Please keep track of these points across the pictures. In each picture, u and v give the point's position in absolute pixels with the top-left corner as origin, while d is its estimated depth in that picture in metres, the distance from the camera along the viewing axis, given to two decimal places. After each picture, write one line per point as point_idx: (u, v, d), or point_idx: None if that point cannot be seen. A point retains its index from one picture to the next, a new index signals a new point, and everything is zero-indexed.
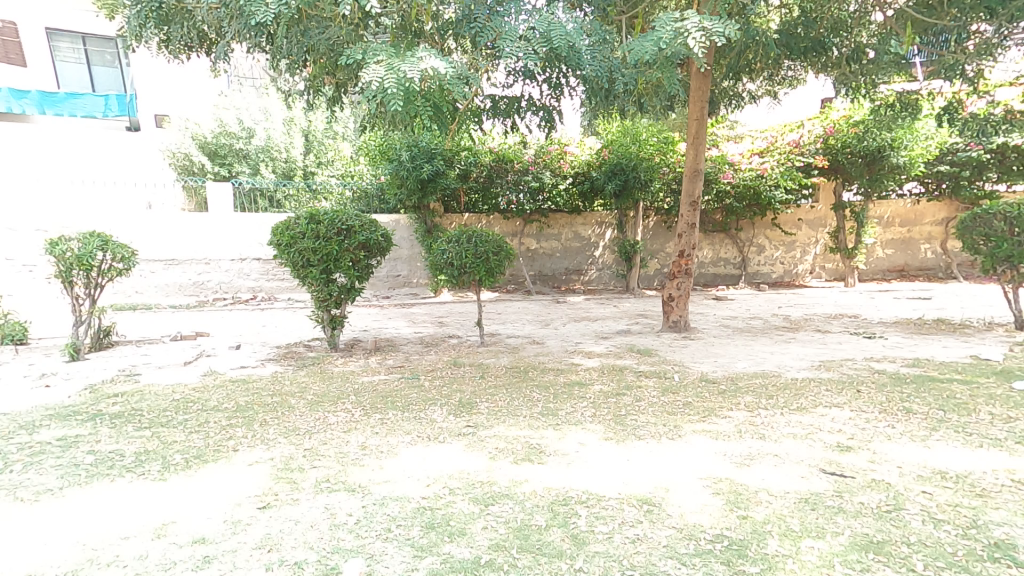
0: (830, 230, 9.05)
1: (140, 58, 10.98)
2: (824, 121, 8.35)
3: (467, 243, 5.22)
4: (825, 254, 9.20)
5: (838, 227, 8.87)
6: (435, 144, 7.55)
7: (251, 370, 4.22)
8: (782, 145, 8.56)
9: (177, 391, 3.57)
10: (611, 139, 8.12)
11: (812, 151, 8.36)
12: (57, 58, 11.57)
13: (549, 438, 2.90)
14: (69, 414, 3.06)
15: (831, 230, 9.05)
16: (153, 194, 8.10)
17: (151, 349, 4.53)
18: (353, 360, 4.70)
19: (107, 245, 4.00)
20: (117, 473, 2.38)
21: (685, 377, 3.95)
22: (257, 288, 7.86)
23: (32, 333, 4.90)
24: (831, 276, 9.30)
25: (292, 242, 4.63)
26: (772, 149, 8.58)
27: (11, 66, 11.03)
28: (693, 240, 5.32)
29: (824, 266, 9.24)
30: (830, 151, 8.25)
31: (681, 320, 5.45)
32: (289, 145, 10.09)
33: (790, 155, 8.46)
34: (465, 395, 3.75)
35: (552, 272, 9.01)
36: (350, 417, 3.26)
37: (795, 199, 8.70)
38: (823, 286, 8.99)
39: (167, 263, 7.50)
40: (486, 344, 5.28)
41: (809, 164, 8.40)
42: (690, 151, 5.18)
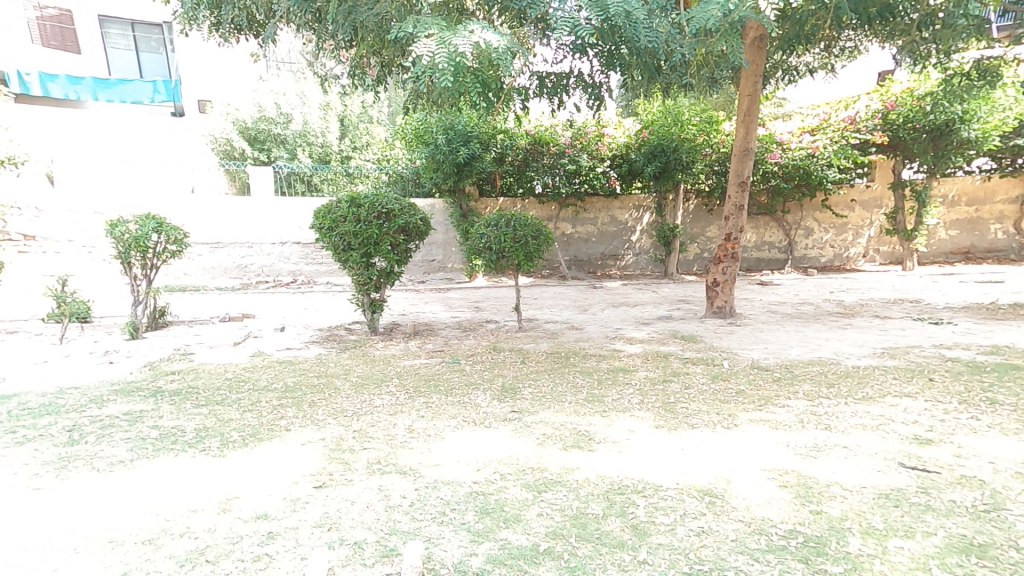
0: (886, 211, 8.59)
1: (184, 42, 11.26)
2: (884, 95, 7.81)
3: (506, 227, 5.15)
4: (880, 237, 8.79)
5: (895, 208, 8.38)
6: (471, 126, 7.46)
7: (296, 351, 4.29)
8: (836, 121, 8.11)
9: (229, 370, 3.66)
10: (651, 119, 7.88)
11: (870, 128, 7.90)
12: (108, 45, 12.03)
13: (597, 425, 2.83)
14: (132, 389, 3.17)
15: (887, 211, 8.58)
16: (193, 177, 8.10)
17: (203, 329, 4.67)
18: (393, 343, 4.73)
19: (161, 228, 4.09)
20: (181, 448, 2.44)
21: (735, 364, 3.80)
22: (297, 272, 8.01)
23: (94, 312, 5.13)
24: (885, 259, 8.89)
25: (334, 226, 4.65)
26: (825, 126, 8.14)
27: (66, 53, 11.58)
28: (740, 223, 5.07)
29: (879, 249, 8.85)
30: (890, 127, 7.77)
31: (726, 306, 5.26)
32: (325, 130, 10.23)
33: (842, 134, 8.00)
34: (508, 380, 3.71)
35: (587, 256, 8.85)
36: (395, 400, 3.27)
37: (847, 178, 8.25)
38: (877, 270, 8.58)
39: (212, 247, 7.71)
40: (525, 329, 5.23)
41: (866, 141, 7.94)
42: (740, 130, 4.94)
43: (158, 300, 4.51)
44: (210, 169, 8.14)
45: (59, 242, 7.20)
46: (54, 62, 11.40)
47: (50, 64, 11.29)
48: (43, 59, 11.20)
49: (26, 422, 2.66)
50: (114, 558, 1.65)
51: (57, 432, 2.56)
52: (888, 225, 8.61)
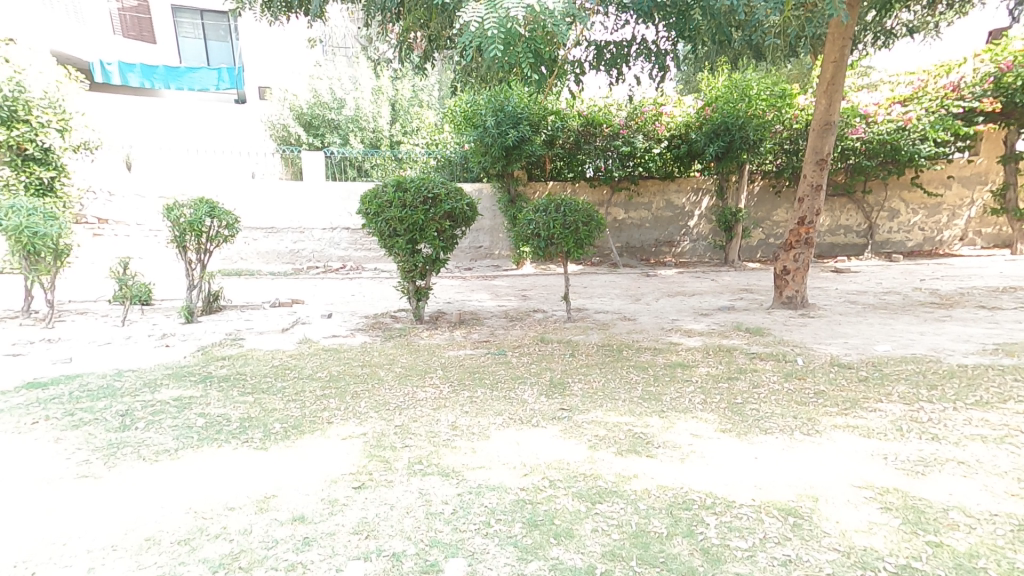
0: (992, 188, 7.79)
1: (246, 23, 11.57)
2: (997, 56, 6.80)
3: (555, 212, 4.92)
4: (983, 218, 7.98)
5: (1006, 183, 7.56)
6: (521, 108, 7.17)
7: (342, 339, 4.28)
8: (935, 88, 7.26)
9: (276, 357, 3.66)
10: (716, 95, 7.30)
11: (977, 94, 6.96)
12: (180, 34, 12.71)
13: (654, 427, 2.57)
14: (184, 374, 3.22)
15: (993, 187, 7.78)
16: (253, 163, 8.26)
17: (254, 314, 4.75)
18: (438, 332, 4.62)
19: (214, 212, 4.15)
20: (225, 439, 2.41)
21: (811, 361, 3.41)
22: (346, 258, 8.13)
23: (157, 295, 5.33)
24: (988, 242, 8.06)
25: (380, 212, 4.58)
26: (921, 95, 7.32)
27: (143, 43, 12.29)
28: (817, 205, 4.61)
29: (980, 231, 8.03)
30: (1002, 92, 6.79)
31: (797, 296, 4.80)
32: (376, 115, 10.29)
33: (941, 103, 7.16)
34: (556, 374, 3.51)
35: (640, 243, 8.45)
36: (439, 393, 3.16)
37: (944, 153, 7.36)
38: (979, 253, 7.80)
39: (267, 232, 7.92)
40: (574, 320, 4.99)
41: (971, 109, 7.05)
42: (822, 102, 4.46)
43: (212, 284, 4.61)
44: (267, 155, 8.31)
45: (131, 226, 7.67)
46: (133, 51, 12.10)
47: (130, 54, 11.99)
48: (124, 50, 11.92)
49: (83, 404, 2.72)
50: (149, 558, 1.59)
51: (111, 416, 2.59)
52: (994, 204, 7.80)
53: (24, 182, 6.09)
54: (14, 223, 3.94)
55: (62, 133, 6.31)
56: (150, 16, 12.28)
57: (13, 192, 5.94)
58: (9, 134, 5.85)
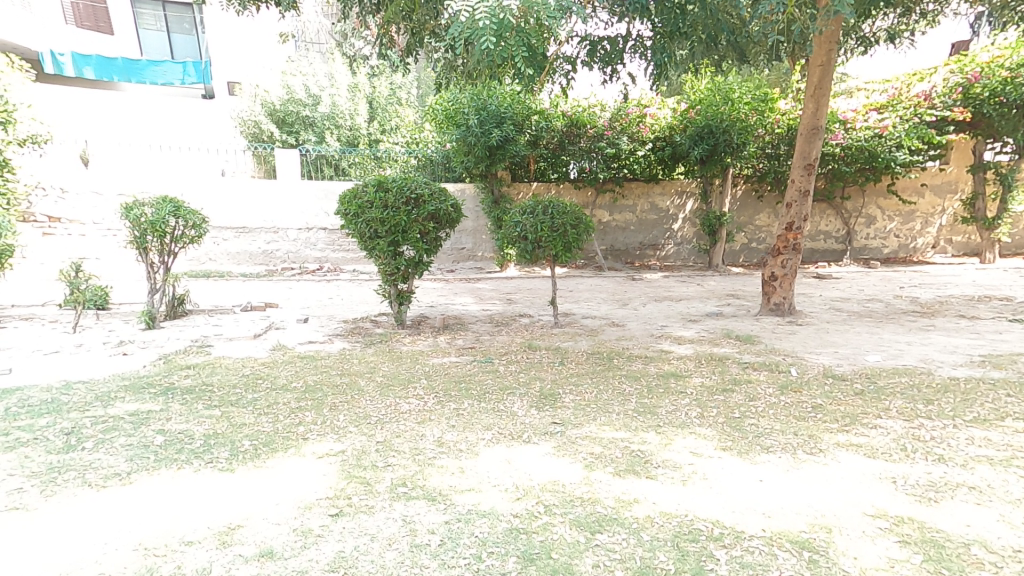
0: (962, 197, 7.94)
1: (212, 14, 11.07)
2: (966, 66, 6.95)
3: (543, 215, 4.77)
4: (953, 226, 8.16)
5: (974, 194, 7.73)
6: (504, 106, 6.98)
7: (319, 345, 4.06)
8: (909, 96, 7.32)
9: (246, 366, 3.43)
10: (699, 98, 7.17)
11: (947, 103, 7.09)
12: (140, 26, 12.13)
13: (652, 444, 2.46)
14: (143, 386, 2.97)
15: (963, 197, 7.93)
16: (221, 160, 8.05)
17: (223, 319, 4.48)
18: (421, 339, 4.44)
19: (179, 211, 3.88)
20: (185, 459, 2.19)
21: (804, 372, 3.34)
22: (324, 258, 7.85)
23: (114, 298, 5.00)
24: (958, 250, 8.27)
25: (360, 212, 4.38)
26: (895, 102, 7.36)
27: (100, 34, 11.72)
28: (804, 210, 4.55)
29: (950, 239, 8.23)
30: (972, 101, 6.93)
31: (784, 302, 4.76)
32: (353, 113, 10.00)
33: (914, 112, 7.22)
34: (546, 384, 3.39)
35: (624, 246, 8.40)
36: (423, 405, 3.00)
37: (920, 161, 7.47)
38: (950, 262, 7.98)
39: (238, 232, 7.58)
40: (561, 325, 4.87)
41: (943, 118, 7.14)
42: (809, 106, 4.41)
43: (177, 288, 4.34)
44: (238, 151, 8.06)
45: (86, 225, 7.19)
46: (89, 43, 11.53)
47: (85, 46, 11.41)
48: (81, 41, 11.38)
49: (23, 422, 2.47)
50: None
51: (54, 435, 2.35)
52: (963, 213, 7.97)
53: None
54: None
55: (3, 126, 5.86)
56: (107, 5, 11.65)
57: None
58: None
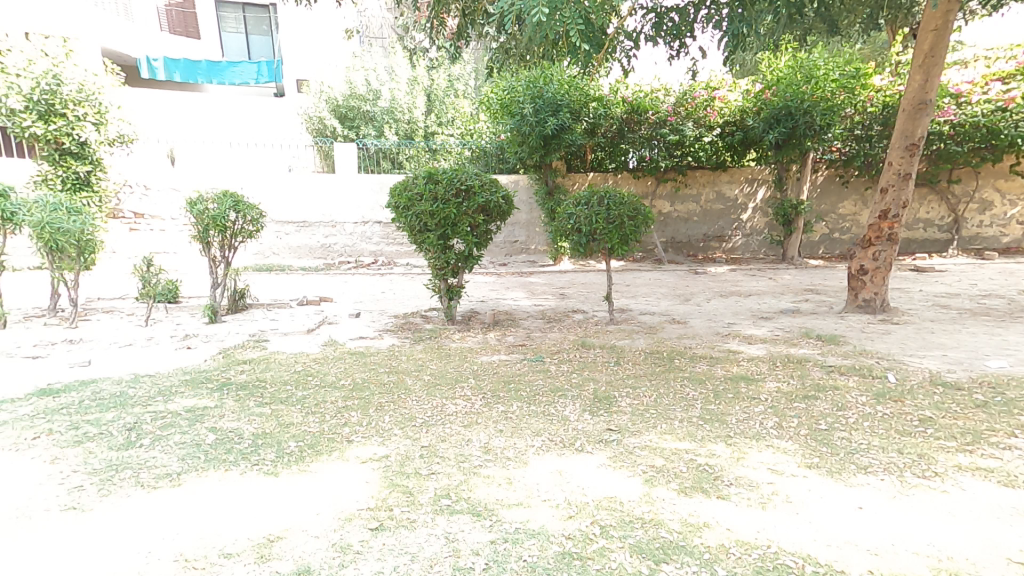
0: None
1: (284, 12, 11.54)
2: None
3: (598, 206, 4.51)
4: None
5: None
6: (561, 94, 6.72)
7: (370, 341, 4.04)
8: None
9: (298, 362, 3.44)
10: (777, 77, 6.59)
11: None
12: (223, 29, 12.97)
13: (722, 458, 2.18)
14: (201, 380, 3.02)
15: None
16: (288, 157, 8.26)
17: (279, 313, 4.56)
18: (471, 335, 4.32)
19: (239, 206, 3.96)
20: (233, 461, 2.16)
21: (904, 379, 2.90)
22: (379, 252, 7.97)
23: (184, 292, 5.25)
24: None
25: (410, 205, 4.31)
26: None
27: (189, 39, 12.53)
28: (904, 196, 4.03)
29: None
30: None
31: (876, 299, 4.23)
32: (411, 106, 10.08)
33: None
34: (600, 386, 3.15)
35: (686, 238, 7.93)
36: (470, 408, 2.85)
37: None
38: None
39: (299, 226, 7.83)
40: (617, 322, 4.59)
41: None
42: (917, 78, 3.86)
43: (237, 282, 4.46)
44: (301, 147, 8.28)
45: (165, 220, 7.75)
46: (179, 47, 12.33)
47: (174, 49, 12.10)
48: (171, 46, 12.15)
49: (91, 416, 2.55)
50: None
51: (116, 431, 2.40)
52: None
53: (62, 176, 6.34)
54: (36, 219, 3.89)
55: (98, 126, 6.36)
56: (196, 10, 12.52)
57: (49, 186, 6.22)
58: (46, 129, 5.99)
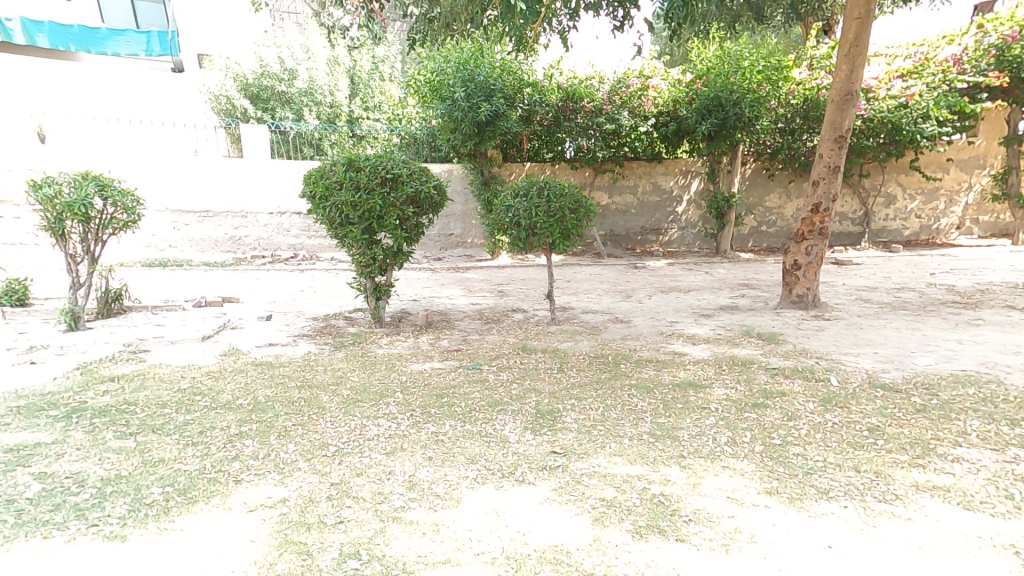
0: (989, 171, 7.52)
1: None
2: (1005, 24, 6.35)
3: (538, 198, 4.23)
4: (980, 204, 7.71)
5: (1008, 167, 7.26)
6: (493, 78, 6.33)
7: (280, 349, 3.53)
8: (937, 61, 6.78)
9: (186, 377, 2.88)
10: (707, 67, 6.57)
11: (981, 67, 6.60)
12: None
13: (677, 487, 1.96)
14: (41, 408, 2.42)
15: (991, 171, 7.51)
16: (193, 138, 7.23)
17: (167, 317, 3.91)
18: (400, 340, 3.90)
19: (105, 190, 3.33)
20: (59, 522, 1.65)
21: (848, 380, 2.82)
22: (298, 246, 7.28)
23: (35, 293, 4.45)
24: (985, 231, 7.82)
25: (328, 194, 3.81)
26: (922, 67, 6.82)
27: None
28: (833, 189, 4.04)
29: (977, 219, 7.78)
30: (1006, 66, 6.44)
31: (809, 294, 4.26)
32: (333, 89, 9.34)
33: (944, 78, 6.71)
34: (542, 398, 2.88)
35: (625, 230, 7.89)
36: (395, 429, 2.47)
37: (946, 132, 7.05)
38: (977, 243, 7.55)
39: (201, 216, 6.97)
40: (558, 322, 4.34)
41: (976, 84, 6.68)
42: (843, 68, 3.84)
43: (109, 281, 3.80)
44: (207, 127, 7.21)
45: (18, 207, 6.42)
46: (42, 10, 10.36)
47: (35, 11, 10.30)
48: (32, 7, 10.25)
49: None
50: None
51: None
52: (993, 189, 7.55)
53: None
54: None
55: None
56: None
57: None
58: None
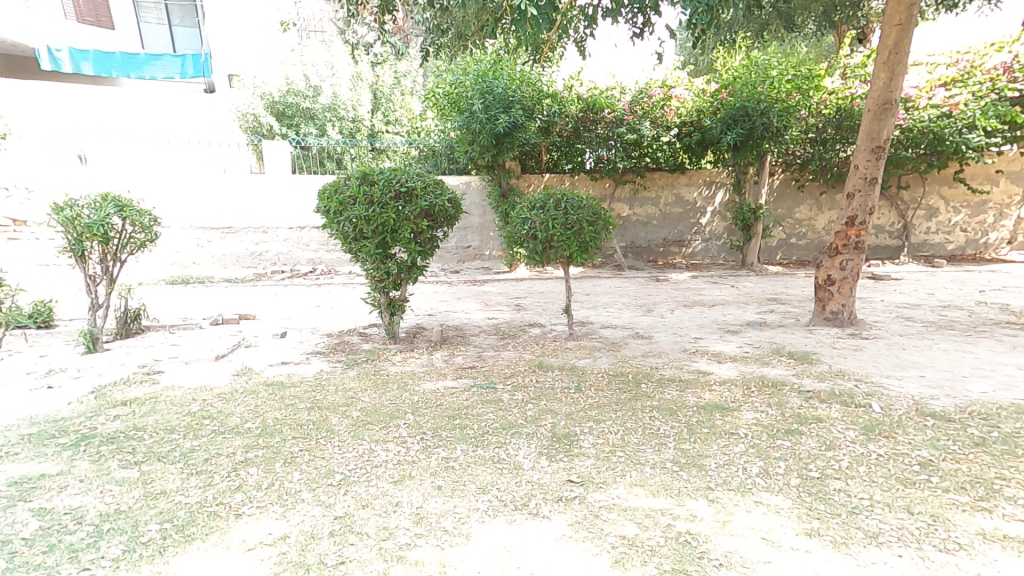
0: None
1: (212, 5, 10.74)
2: None
3: (555, 211, 4.12)
4: None
5: None
6: (513, 90, 6.27)
7: (292, 367, 3.47)
8: (984, 70, 6.44)
9: (196, 400, 2.82)
10: (733, 77, 6.41)
11: None
12: (141, 20, 11.53)
13: (705, 525, 1.79)
14: (50, 436, 2.38)
15: None
16: (221, 158, 7.43)
17: (183, 336, 3.90)
18: (414, 357, 3.81)
19: (123, 211, 3.34)
20: (51, 566, 1.57)
21: (892, 407, 2.61)
22: (317, 259, 7.32)
23: (61, 315, 4.54)
24: None
25: (342, 209, 3.76)
26: (968, 76, 6.49)
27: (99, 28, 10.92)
28: (870, 202, 3.83)
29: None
30: None
31: (844, 310, 4.03)
32: (356, 104, 9.45)
33: (992, 86, 6.38)
34: (558, 420, 2.74)
35: (646, 243, 7.72)
36: (404, 454, 2.36)
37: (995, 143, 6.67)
38: None
39: (224, 231, 7.05)
40: (577, 338, 4.20)
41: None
42: (881, 75, 3.64)
43: (127, 302, 3.82)
44: (234, 146, 7.43)
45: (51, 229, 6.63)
46: (88, 37, 10.71)
47: (81, 39, 10.56)
48: (76, 34, 10.53)
49: None
50: None
51: None
52: None
53: None
54: None
55: None
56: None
57: None
58: None
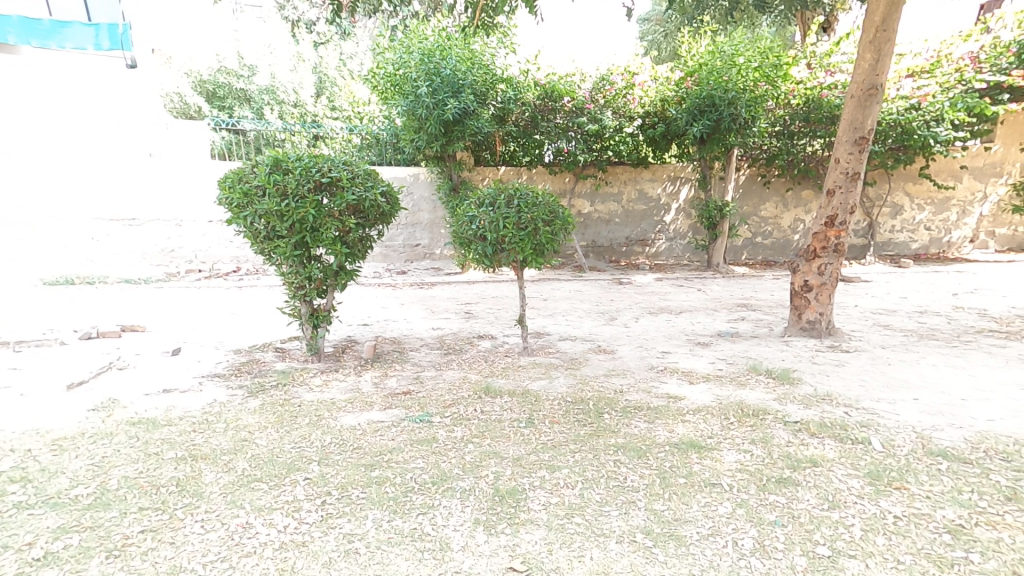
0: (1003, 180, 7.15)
1: None
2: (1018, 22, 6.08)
3: (506, 208, 3.57)
4: (994, 216, 7.35)
5: None
6: (462, 73, 5.66)
7: (175, 395, 2.79)
8: (950, 62, 6.42)
9: (13, 453, 2.12)
10: (697, 63, 6.03)
11: (1001, 66, 6.21)
12: None
13: None
14: None
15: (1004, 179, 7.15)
16: (148, 139, 6.42)
17: (31, 357, 3.13)
18: (338, 378, 3.21)
19: None
20: None
21: (897, 442, 2.21)
22: (242, 258, 6.52)
23: None
24: (1001, 244, 7.47)
25: (249, 203, 3.07)
26: (935, 66, 6.46)
27: None
28: (851, 200, 3.48)
29: (992, 231, 7.42)
30: None
31: (822, 320, 3.68)
32: (296, 88, 8.79)
33: (959, 78, 6.33)
34: (503, 468, 2.20)
35: (608, 241, 7.33)
36: (292, 530, 1.76)
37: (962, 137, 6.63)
38: (993, 257, 7.19)
39: (128, 224, 6.15)
40: (531, 353, 3.68)
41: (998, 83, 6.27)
42: (866, 57, 3.27)
43: None
44: (162, 125, 6.44)
45: None
46: None
47: None
48: None
49: None
50: None
51: None
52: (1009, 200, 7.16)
53: None
54: None
55: None
56: None
57: None
58: None
